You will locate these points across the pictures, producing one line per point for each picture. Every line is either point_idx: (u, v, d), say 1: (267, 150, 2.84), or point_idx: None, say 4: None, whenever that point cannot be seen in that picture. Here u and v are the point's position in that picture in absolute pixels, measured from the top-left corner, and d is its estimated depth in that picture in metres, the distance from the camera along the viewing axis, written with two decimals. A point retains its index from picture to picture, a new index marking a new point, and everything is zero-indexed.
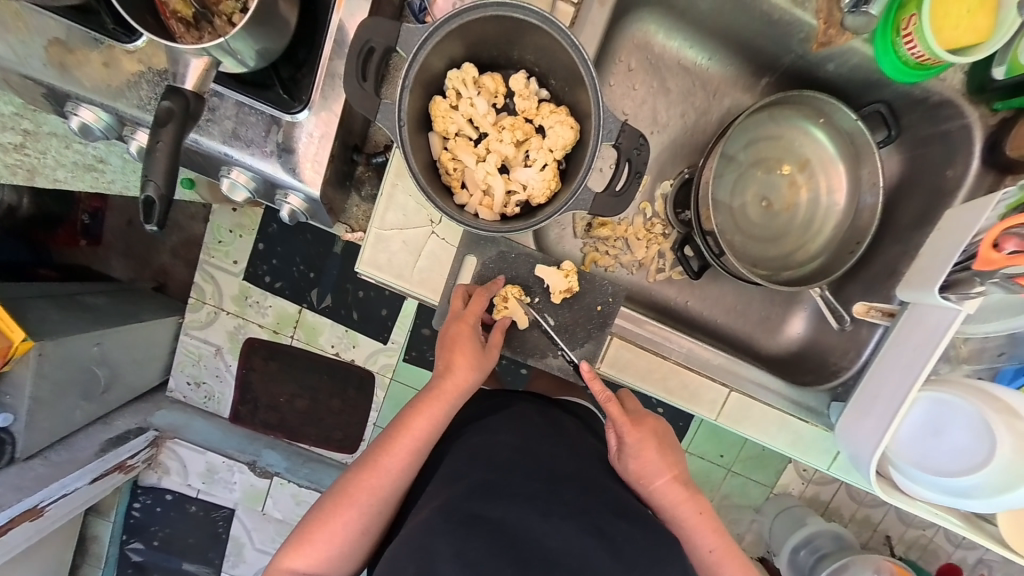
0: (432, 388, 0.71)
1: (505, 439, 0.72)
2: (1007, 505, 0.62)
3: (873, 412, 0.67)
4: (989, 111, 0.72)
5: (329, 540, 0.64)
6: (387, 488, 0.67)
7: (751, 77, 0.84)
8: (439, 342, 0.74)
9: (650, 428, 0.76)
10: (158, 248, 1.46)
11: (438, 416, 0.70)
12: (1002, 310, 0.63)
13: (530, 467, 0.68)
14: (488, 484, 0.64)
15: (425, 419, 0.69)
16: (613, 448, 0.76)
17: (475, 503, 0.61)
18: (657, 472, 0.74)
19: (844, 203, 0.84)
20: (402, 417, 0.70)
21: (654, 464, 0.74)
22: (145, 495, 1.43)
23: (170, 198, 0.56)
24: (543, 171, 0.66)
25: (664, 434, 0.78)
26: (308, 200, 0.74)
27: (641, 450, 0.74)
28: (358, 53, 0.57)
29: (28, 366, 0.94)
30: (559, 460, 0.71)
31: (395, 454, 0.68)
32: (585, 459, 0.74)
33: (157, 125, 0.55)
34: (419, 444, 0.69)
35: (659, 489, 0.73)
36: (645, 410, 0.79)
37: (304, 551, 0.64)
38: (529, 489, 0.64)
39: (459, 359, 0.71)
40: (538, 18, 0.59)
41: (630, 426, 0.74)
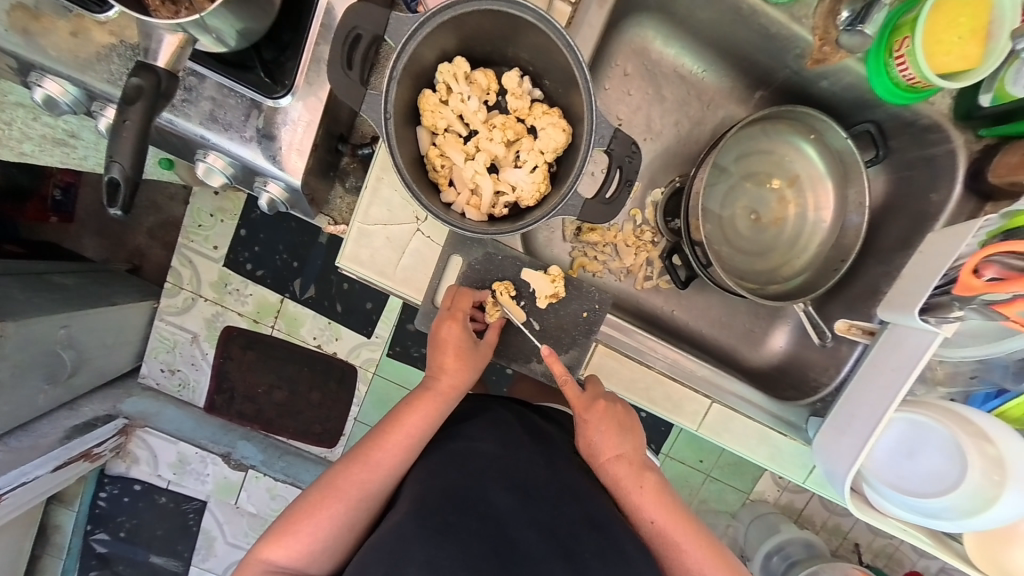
0: (426, 387, 0.72)
1: (480, 445, 0.71)
2: (974, 527, 0.63)
3: (850, 430, 0.68)
4: (974, 137, 0.73)
5: (311, 533, 0.61)
6: (378, 484, 0.66)
7: (746, 89, 0.84)
8: (430, 342, 0.73)
9: (602, 411, 0.72)
10: (134, 229, 1.40)
11: (434, 415, 0.70)
12: (978, 336, 0.64)
13: (505, 473, 0.67)
14: (463, 493, 0.63)
15: (420, 416, 0.69)
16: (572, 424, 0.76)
17: (450, 512, 0.60)
18: (601, 450, 0.72)
19: (831, 221, 0.84)
20: (398, 411, 0.69)
21: (600, 444, 0.72)
22: (112, 485, 1.38)
23: (137, 181, 0.53)
24: (533, 173, 0.64)
25: (618, 416, 0.73)
26: (288, 188, 0.71)
27: (587, 430, 0.72)
28: (344, 40, 0.54)
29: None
30: (535, 470, 0.69)
31: (388, 449, 0.67)
32: (564, 468, 0.72)
33: (126, 102, 0.52)
34: (413, 441, 0.68)
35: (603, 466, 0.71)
36: (604, 393, 0.74)
37: (285, 542, 0.61)
38: (503, 503, 0.63)
39: (451, 361, 0.71)
40: (534, 16, 0.57)
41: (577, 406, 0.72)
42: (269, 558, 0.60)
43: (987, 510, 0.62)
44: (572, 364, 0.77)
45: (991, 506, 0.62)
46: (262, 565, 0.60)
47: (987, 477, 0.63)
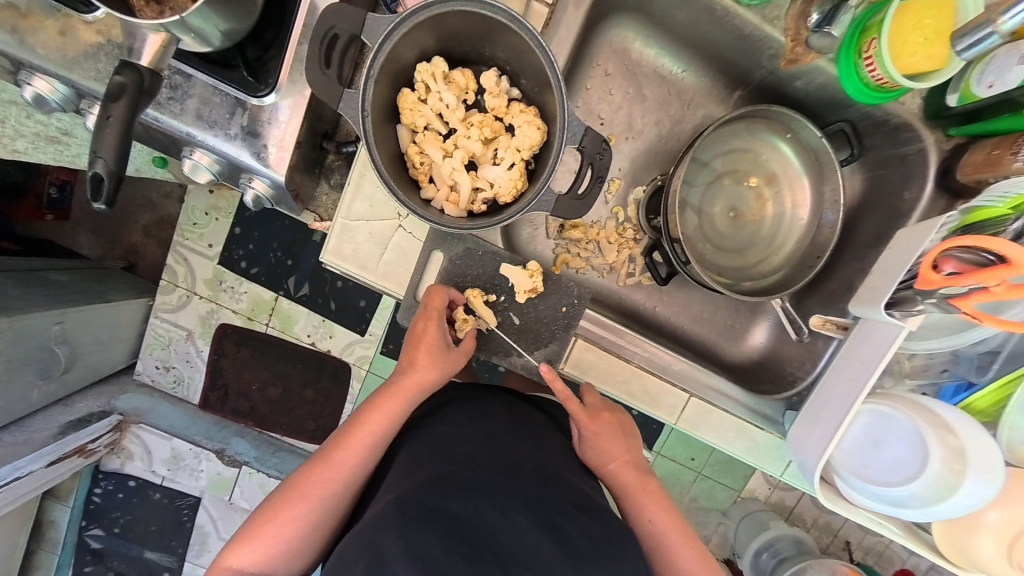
0: (391, 385, 0.72)
1: (466, 430, 0.71)
2: (939, 514, 0.65)
3: (820, 421, 0.70)
4: (945, 136, 0.74)
5: (276, 536, 0.64)
6: (340, 486, 0.67)
7: (725, 89, 0.86)
8: (405, 338, 0.75)
9: (608, 420, 0.78)
10: (129, 226, 1.42)
11: (397, 414, 0.70)
12: (941, 329, 0.66)
13: (490, 458, 0.66)
14: (446, 478, 0.61)
15: (382, 416, 0.69)
16: (575, 438, 0.79)
17: (432, 498, 0.58)
18: (611, 459, 0.76)
19: (808, 219, 0.86)
20: (360, 412, 0.70)
21: (611, 453, 0.76)
22: (106, 480, 1.40)
23: (121, 176, 0.54)
24: (510, 170, 0.66)
25: (621, 423, 0.80)
26: (273, 185, 0.72)
27: (598, 440, 0.76)
28: (321, 39, 0.56)
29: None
30: (519, 454, 0.69)
31: (349, 450, 0.68)
32: (548, 456, 0.72)
33: (109, 99, 0.53)
34: (374, 442, 0.69)
35: (614, 474, 0.75)
36: (603, 402, 0.80)
37: (252, 546, 0.63)
38: (487, 482, 0.61)
39: (422, 359, 0.73)
40: (507, 16, 0.58)
41: (587, 419, 0.76)
42: (236, 561, 0.63)
43: (950, 498, 0.64)
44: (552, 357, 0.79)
45: (953, 494, 0.63)
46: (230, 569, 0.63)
47: (950, 467, 0.64)
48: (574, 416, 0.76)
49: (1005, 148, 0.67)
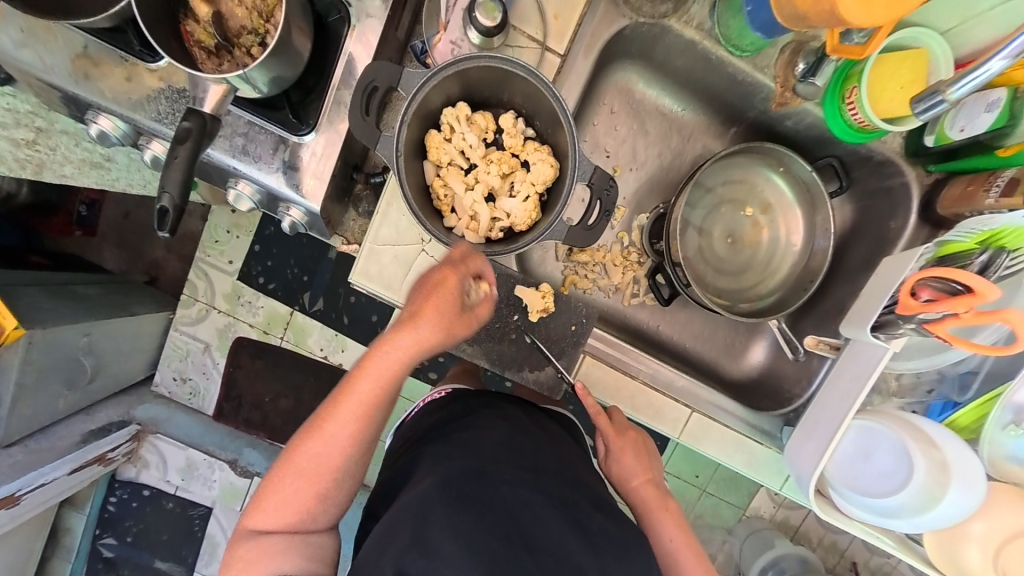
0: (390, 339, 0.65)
1: (489, 432, 0.74)
2: (927, 524, 0.69)
3: (814, 435, 0.74)
4: (925, 172, 0.81)
5: (287, 495, 0.64)
6: (349, 442, 0.64)
7: (721, 125, 0.93)
8: (413, 288, 0.68)
9: (633, 439, 0.85)
10: (153, 242, 1.50)
11: (405, 367, 0.65)
12: (920, 351, 0.71)
13: (514, 458, 0.70)
14: (479, 469, 0.66)
15: (384, 369, 0.64)
16: (601, 451, 0.86)
17: (468, 484, 0.63)
18: (635, 474, 0.82)
19: (801, 245, 0.92)
20: (355, 373, 0.65)
21: (633, 469, 0.83)
22: (122, 489, 1.44)
23: (183, 208, 0.61)
24: (525, 202, 0.73)
25: (644, 442, 0.86)
26: (308, 213, 0.79)
27: (622, 454, 0.83)
28: (363, 90, 0.62)
29: (16, 353, 0.97)
30: (541, 457, 0.72)
31: (352, 402, 0.64)
32: (567, 462, 0.75)
33: (178, 142, 0.61)
34: (378, 395, 0.65)
35: (637, 490, 0.82)
36: (628, 421, 0.87)
37: (266, 507, 0.64)
38: (517, 476, 0.66)
39: (427, 310, 0.65)
40: (525, 71, 0.66)
41: (614, 434, 0.83)
42: (252, 524, 0.64)
43: (935, 509, 0.68)
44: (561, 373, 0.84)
45: (936, 505, 0.68)
46: (254, 527, 0.64)
47: (934, 479, 0.68)
48: (602, 430, 0.83)
49: (977, 184, 0.73)
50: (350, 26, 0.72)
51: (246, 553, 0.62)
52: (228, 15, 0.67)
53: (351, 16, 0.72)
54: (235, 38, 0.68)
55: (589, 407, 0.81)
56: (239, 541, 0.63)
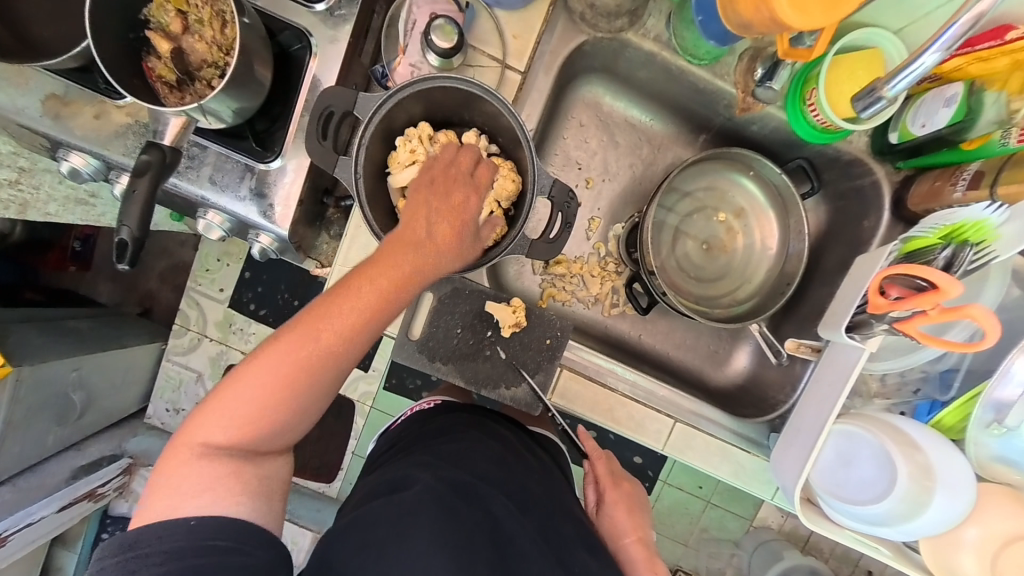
0: (400, 235, 0.61)
1: (481, 448, 0.72)
2: (911, 531, 0.67)
3: (797, 442, 0.73)
4: (894, 169, 0.80)
5: (244, 403, 0.56)
6: (321, 373, 0.58)
7: (691, 133, 0.93)
8: (428, 176, 0.64)
9: (628, 490, 0.85)
10: (147, 274, 1.50)
11: (395, 295, 0.60)
12: (897, 350, 0.71)
13: (501, 479, 0.68)
14: (466, 487, 0.64)
15: (365, 307, 0.58)
16: (592, 503, 0.86)
17: (455, 501, 0.61)
18: (626, 532, 0.80)
19: (777, 249, 0.92)
20: (349, 275, 0.59)
21: (626, 527, 0.80)
22: (114, 525, 1.41)
23: (143, 240, 0.62)
24: (489, 218, 0.73)
25: (634, 496, 0.85)
26: (278, 239, 0.80)
27: (614, 509, 0.82)
28: (318, 117, 0.64)
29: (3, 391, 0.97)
30: (530, 483, 0.70)
31: (332, 329, 0.57)
32: (558, 488, 0.74)
33: (136, 175, 0.62)
34: (358, 328, 0.58)
35: (629, 549, 0.78)
36: (625, 473, 0.88)
37: (216, 413, 0.56)
38: (502, 506, 0.63)
39: (443, 207, 0.63)
40: (481, 90, 0.67)
41: (610, 483, 0.85)
42: (201, 439, 0.55)
43: (921, 516, 0.67)
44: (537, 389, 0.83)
45: (921, 512, 0.66)
46: (214, 419, 0.56)
47: (920, 484, 0.67)
48: (599, 478, 0.86)
49: (944, 180, 0.73)
50: (313, 54, 0.74)
51: (185, 478, 0.54)
52: (189, 50, 0.69)
53: (313, 45, 0.74)
54: (196, 72, 0.70)
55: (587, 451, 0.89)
56: (176, 458, 0.55)
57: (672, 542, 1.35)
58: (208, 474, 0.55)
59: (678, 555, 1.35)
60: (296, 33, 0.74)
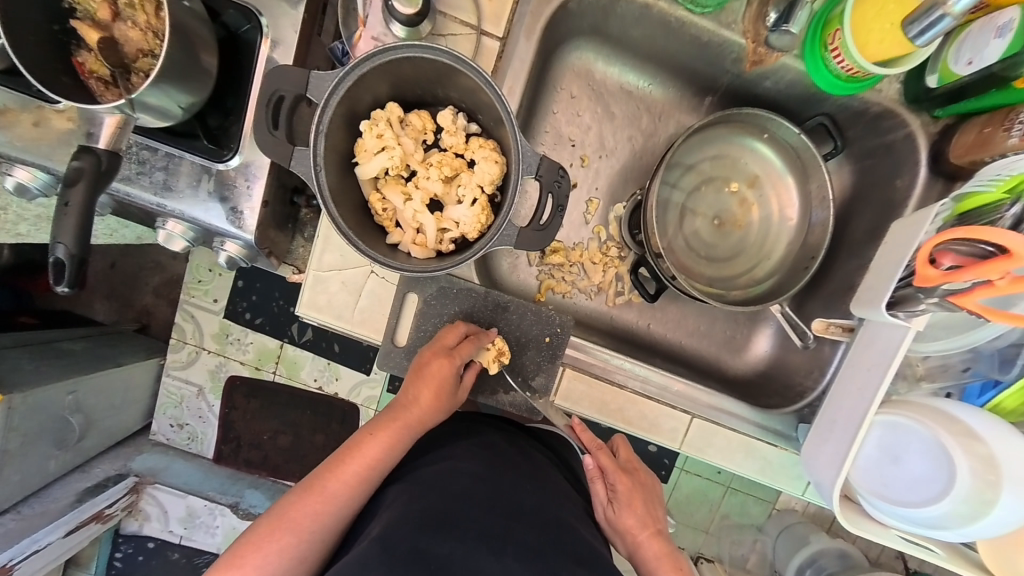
0: (393, 412, 0.68)
1: (465, 465, 0.65)
2: (974, 534, 0.60)
3: (832, 438, 0.65)
4: (931, 118, 0.71)
5: (257, 570, 0.56)
6: (331, 518, 0.61)
7: (695, 97, 0.85)
8: (413, 368, 0.70)
9: (638, 478, 0.76)
10: (140, 288, 1.40)
11: (398, 443, 0.66)
12: (948, 328, 0.63)
13: (489, 497, 0.60)
14: (440, 515, 0.56)
15: (408, 430, 0.67)
16: (602, 498, 0.74)
17: (423, 537, 0.52)
18: (639, 527, 0.72)
19: (797, 220, 0.83)
20: (390, 412, 0.68)
21: (640, 520, 0.72)
22: (127, 544, 1.33)
23: (82, 259, 0.55)
24: (472, 207, 0.65)
25: (644, 485, 0.76)
26: (246, 246, 0.73)
27: (630, 500, 0.73)
28: (267, 103, 0.57)
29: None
30: (524, 493, 0.63)
31: (342, 481, 0.62)
32: (553, 499, 0.65)
33: (68, 184, 0.55)
34: (365, 481, 0.63)
35: (646, 546, 0.71)
36: (634, 458, 0.78)
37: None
38: (486, 524, 0.56)
39: (427, 395, 0.68)
40: (450, 58, 0.59)
41: (621, 472, 0.74)
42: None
43: (986, 515, 0.59)
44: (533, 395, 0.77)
45: (986, 511, 0.59)
46: (268, 541, 0.57)
47: (981, 478, 0.59)
48: (605, 469, 0.74)
49: (996, 125, 0.64)
50: (264, 34, 0.66)
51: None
52: (121, 39, 0.61)
53: (264, 25, 0.66)
54: (132, 64, 0.62)
55: (586, 444, 0.75)
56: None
57: (691, 530, 1.25)
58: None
59: (699, 544, 1.25)
60: (241, 11, 0.66)
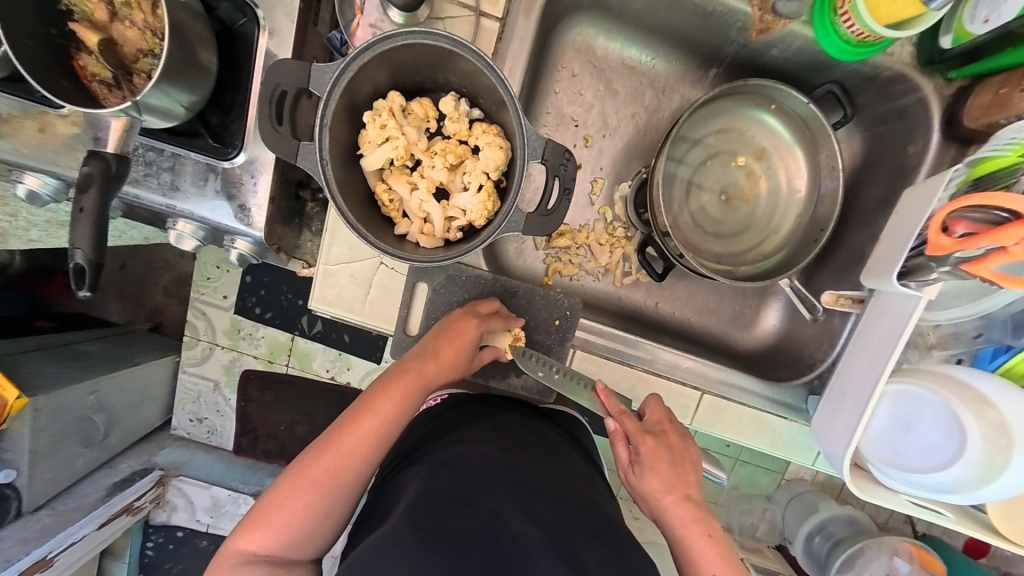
0: (406, 366, 0.67)
1: (480, 445, 0.66)
2: (985, 498, 0.61)
3: (843, 408, 0.66)
4: (945, 81, 0.70)
5: (286, 523, 0.58)
6: (351, 473, 0.61)
7: (699, 70, 0.83)
8: (437, 326, 0.71)
9: (669, 441, 0.68)
10: (152, 288, 1.42)
11: (413, 398, 0.66)
12: (961, 296, 0.63)
13: (509, 477, 0.61)
14: (462, 497, 0.57)
15: (418, 385, 0.66)
16: (624, 461, 0.68)
17: (446, 515, 0.54)
18: (664, 491, 0.64)
19: (806, 191, 0.82)
20: (400, 370, 0.67)
21: (665, 483, 0.64)
22: (156, 534, 1.38)
23: (99, 263, 0.56)
24: (478, 194, 0.65)
25: (674, 448, 0.67)
26: (255, 243, 0.74)
27: (654, 465, 0.65)
28: (269, 99, 0.56)
29: (24, 422, 0.94)
30: (539, 471, 0.64)
31: (358, 436, 0.62)
32: (569, 475, 0.67)
33: (79, 191, 0.55)
34: (382, 436, 0.63)
35: (671, 511, 0.63)
36: (664, 420, 0.70)
37: (261, 533, 0.58)
38: (506, 502, 0.57)
39: (448, 354, 0.69)
40: (450, 42, 0.58)
41: (644, 436, 0.67)
42: (244, 549, 0.58)
43: (997, 479, 0.59)
44: (552, 366, 0.73)
45: (998, 475, 0.59)
46: (292, 495, 0.59)
47: (993, 443, 0.60)
48: (629, 432, 0.67)
49: (1011, 85, 0.63)
50: (260, 27, 0.65)
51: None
52: (120, 40, 0.61)
53: (259, 17, 0.65)
54: (132, 64, 0.62)
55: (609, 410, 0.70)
56: (220, 569, 0.57)
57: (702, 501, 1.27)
58: (290, 538, 0.59)
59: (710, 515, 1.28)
60: (235, 4, 0.65)
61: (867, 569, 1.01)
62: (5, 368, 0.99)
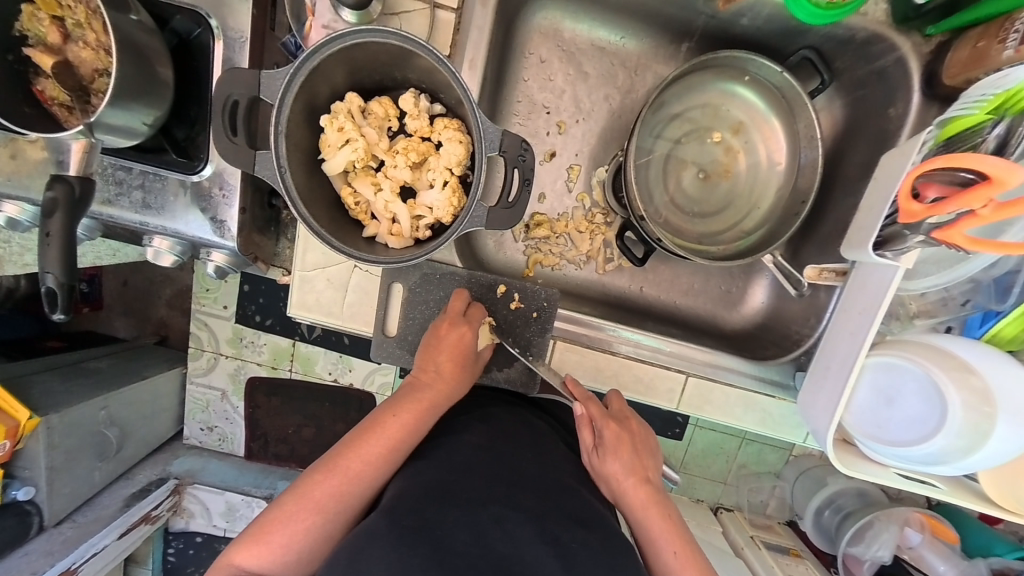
0: (416, 390, 0.67)
1: (467, 439, 0.67)
2: (972, 466, 0.60)
3: (826, 383, 0.65)
4: (922, 37, 0.67)
5: (286, 543, 0.57)
6: (356, 495, 0.60)
7: (671, 45, 0.81)
8: (426, 340, 0.71)
9: (631, 427, 0.72)
10: (154, 302, 1.45)
11: (423, 420, 0.66)
12: (938, 263, 0.62)
13: (493, 469, 0.61)
14: (442, 489, 0.57)
15: (426, 410, 0.66)
16: (589, 445, 0.71)
17: (427, 509, 0.54)
18: (624, 474, 0.68)
19: (786, 163, 0.80)
20: (408, 394, 0.67)
21: (626, 465, 0.68)
22: (177, 540, 1.42)
23: (71, 286, 0.57)
24: (444, 190, 0.65)
25: (633, 434, 0.72)
26: (231, 254, 0.74)
27: (616, 448, 0.69)
28: (222, 110, 0.56)
29: (38, 440, 0.98)
30: (524, 462, 0.64)
31: (366, 458, 0.61)
32: (553, 463, 0.67)
33: (45, 215, 0.56)
34: (390, 457, 0.62)
35: (629, 493, 0.67)
36: (629, 409, 0.75)
37: (260, 551, 0.57)
38: (488, 493, 0.57)
39: (443, 352, 0.70)
40: (400, 38, 0.57)
41: (608, 420, 0.71)
42: (240, 563, 0.57)
43: (982, 447, 0.59)
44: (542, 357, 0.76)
45: (983, 443, 0.59)
46: (292, 516, 0.58)
47: (977, 411, 0.59)
48: (594, 417, 0.71)
49: (990, 38, 0.60)
50: (215, 35, 0.65)
51: None
52: (76, 62, 0.61)
53: (213, 26, 0.64)
54: (89, 85, 0.61)
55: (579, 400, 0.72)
56: None
57: (708, 481, 1.26)
58: (289, 557, 0.57)
59: (718, 495, 1.27)
60: (189, 15, 0.65)
61: (876, 541, 1.00)
62: (16, 391, 1.02)
